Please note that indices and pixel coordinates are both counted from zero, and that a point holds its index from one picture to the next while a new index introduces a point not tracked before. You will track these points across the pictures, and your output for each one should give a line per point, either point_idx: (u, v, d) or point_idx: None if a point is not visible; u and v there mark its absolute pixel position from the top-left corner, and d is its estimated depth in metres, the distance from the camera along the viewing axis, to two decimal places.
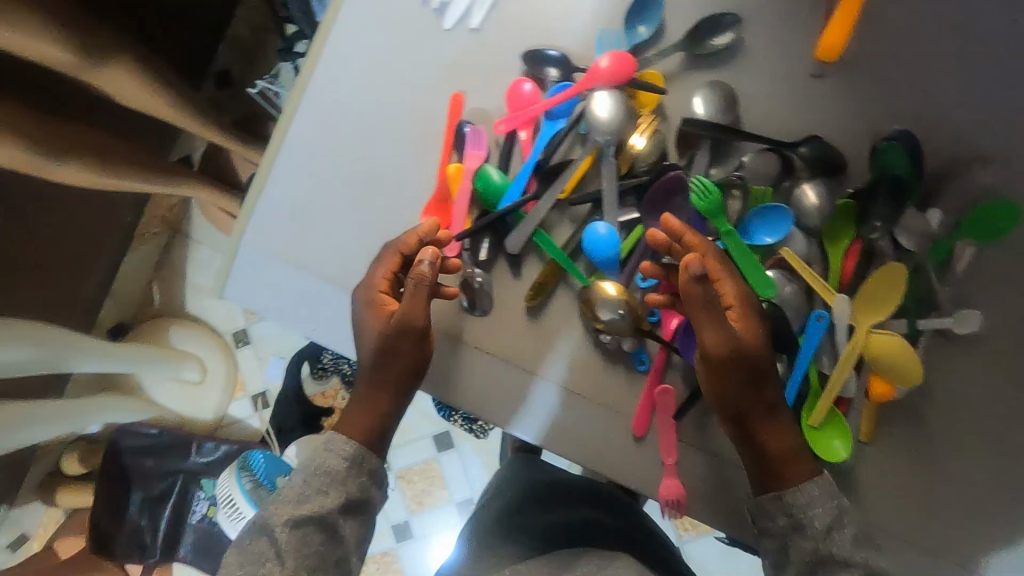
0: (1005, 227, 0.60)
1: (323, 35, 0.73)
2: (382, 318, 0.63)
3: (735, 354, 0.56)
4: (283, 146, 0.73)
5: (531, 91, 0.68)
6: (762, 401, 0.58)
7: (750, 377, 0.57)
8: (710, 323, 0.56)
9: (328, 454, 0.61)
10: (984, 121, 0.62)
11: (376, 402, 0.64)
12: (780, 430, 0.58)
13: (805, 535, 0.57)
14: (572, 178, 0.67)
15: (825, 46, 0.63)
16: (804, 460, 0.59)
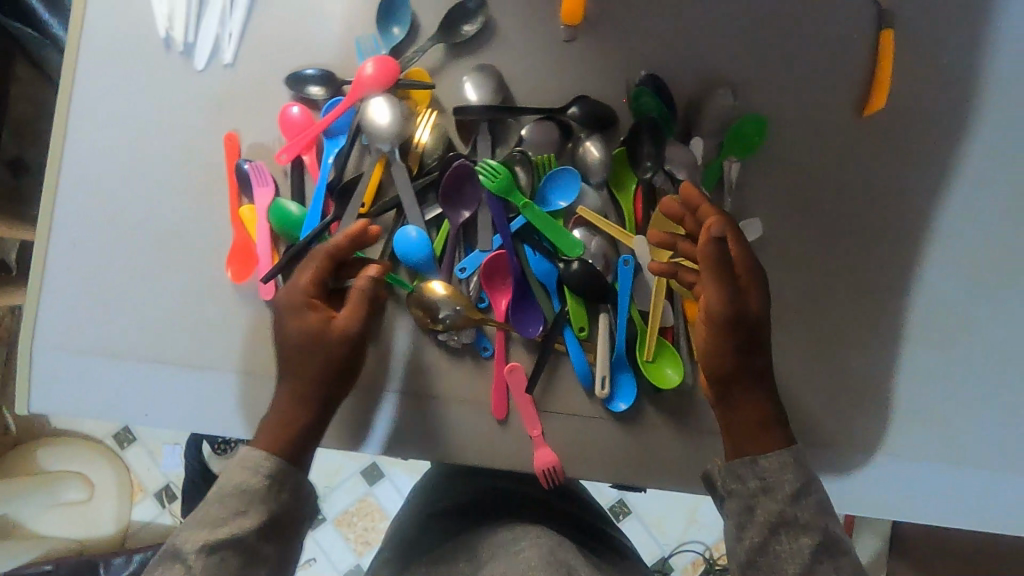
0: (757, 142, 0.68)
1: (65, 105, 0.67)
2: (315, 326, 0.57)
3: (739, 318, 0.55)
4: (54, 231, 0.67)
5: (304, 114, 0.67)
6: (750, 370, 0.57)
7: (743, 343, 0.56)
8: (715, 277, 0.55)
9: (242, 471, 0.53)
10: (718, 50, 0.68)
11: (289, 420, 0.56)
12: (761, 400, 0.57)
13: (771, 497, 0.54)
14: (369, 189, 0.66)
15: (567, 10, 0.66)
16: (781, 434, 0.57)
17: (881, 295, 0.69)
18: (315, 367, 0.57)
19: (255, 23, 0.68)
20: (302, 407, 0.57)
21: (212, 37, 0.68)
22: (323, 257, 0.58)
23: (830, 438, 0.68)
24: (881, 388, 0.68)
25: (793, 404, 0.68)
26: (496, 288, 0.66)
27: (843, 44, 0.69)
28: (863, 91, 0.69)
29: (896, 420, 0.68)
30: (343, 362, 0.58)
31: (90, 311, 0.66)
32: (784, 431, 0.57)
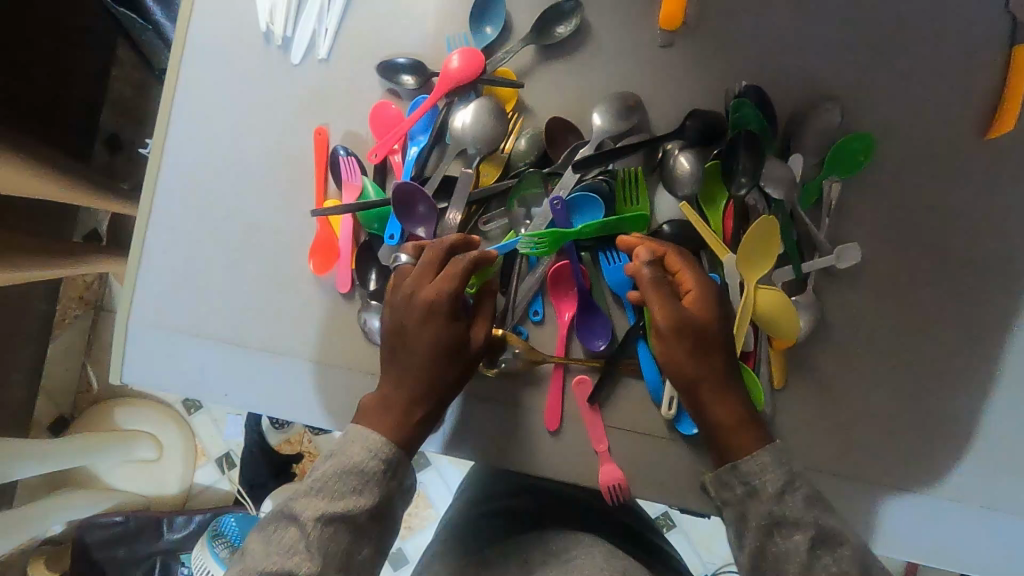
0: (863, 160, 0.63)
1: (169, 94, 0.70)
2: (449, 338, 0.57)
3: (688, 329, 0.56)
4: (153, 214, 0.70)
5: (394, 112, 0.67)
6: (713, 374, 0.57)
7: (702, 351, 0.56)
8: (656, 299, 0.56)
9: (367, 448, 0.55)
10: (824, 61, 0.64)
11: (403, 420, 0.57)
12: (727, 405, 0.57)
13: (757, 500, 0.54)
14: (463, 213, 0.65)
15: (667, 15, 0.64)
16: (751, 431, 0.56)
17: (983, 332, 0.64)
18: (411, 374, 0.57)
19: (350, 19, 0.69)
20: (411, 412, 0.57)
21: (309, 32, 0.69)
22: (440, 274, 0.57)
23: (914, 482, 0.64)
24: (975, 431, 0.64)
25: (876, 442, 0.64)
26: (562, 299, 0.65)
27: (966, 59, 0.64)
28: (986, 111, 0.64)
29: (987, 467, 0.64)
30: (444, 376, 0.57)
31: (181, 292, 0.70)
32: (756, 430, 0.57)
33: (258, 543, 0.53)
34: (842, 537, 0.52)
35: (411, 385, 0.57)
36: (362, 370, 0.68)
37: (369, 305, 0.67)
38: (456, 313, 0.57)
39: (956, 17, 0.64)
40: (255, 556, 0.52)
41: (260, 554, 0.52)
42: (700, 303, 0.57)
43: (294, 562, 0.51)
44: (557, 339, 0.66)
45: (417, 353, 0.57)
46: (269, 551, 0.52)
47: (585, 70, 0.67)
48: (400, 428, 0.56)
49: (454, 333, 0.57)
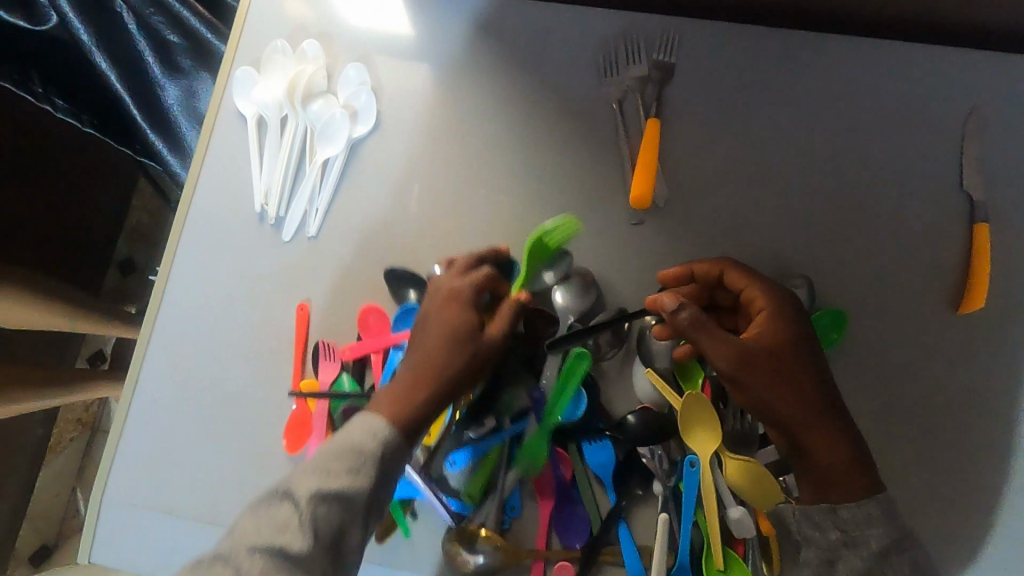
0: (837, 337, 0.64)
1: (165, 274, 0.74)
2: (459, 320, 0.60)
3: (750, 359, 0.56)
4: (138, 387, 0.72)
5: (386, 322, 0.70)
6: (810, 398, 0.56)
7: (798, 399, 0.56)
8: (733, 343, 0.56)
9: (370, 433, 0.54)
10: (790, 235, 0.67)
11: (405, 399, 0.56)
12: (814, 420, 0.56)
13: (852, 551, 0.55)
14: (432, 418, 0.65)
15: (637, 197, 0.67)
16: (845, 418, 0.57)
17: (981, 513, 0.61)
18: (424, 384, 0.57)
19: (340, 198, 0.74)
20: (418, 388, 0.57)
21: (300, 211, 0.73)
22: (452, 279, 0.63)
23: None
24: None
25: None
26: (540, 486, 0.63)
27: (929, 233, 0.66)
28: (955, 285, 0.65)
29: None
30: (448, 359, 0.58)
31: (158, 467, 0.69)
32: (865, 480, 0.56)
33: (199, 554, 0.50)
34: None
35: (422, 364, 0.58)
36: None
37: None
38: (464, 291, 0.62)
39: (914, 193, 0.67)
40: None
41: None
42: (768, 340, 0.57)
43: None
44: (535, 531, 0.63)
45: (427, 340, 0.60)
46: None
47: (559, 247, 0.70)
48: (404, 408, 0.56)
49: (464, 313, 0.61)
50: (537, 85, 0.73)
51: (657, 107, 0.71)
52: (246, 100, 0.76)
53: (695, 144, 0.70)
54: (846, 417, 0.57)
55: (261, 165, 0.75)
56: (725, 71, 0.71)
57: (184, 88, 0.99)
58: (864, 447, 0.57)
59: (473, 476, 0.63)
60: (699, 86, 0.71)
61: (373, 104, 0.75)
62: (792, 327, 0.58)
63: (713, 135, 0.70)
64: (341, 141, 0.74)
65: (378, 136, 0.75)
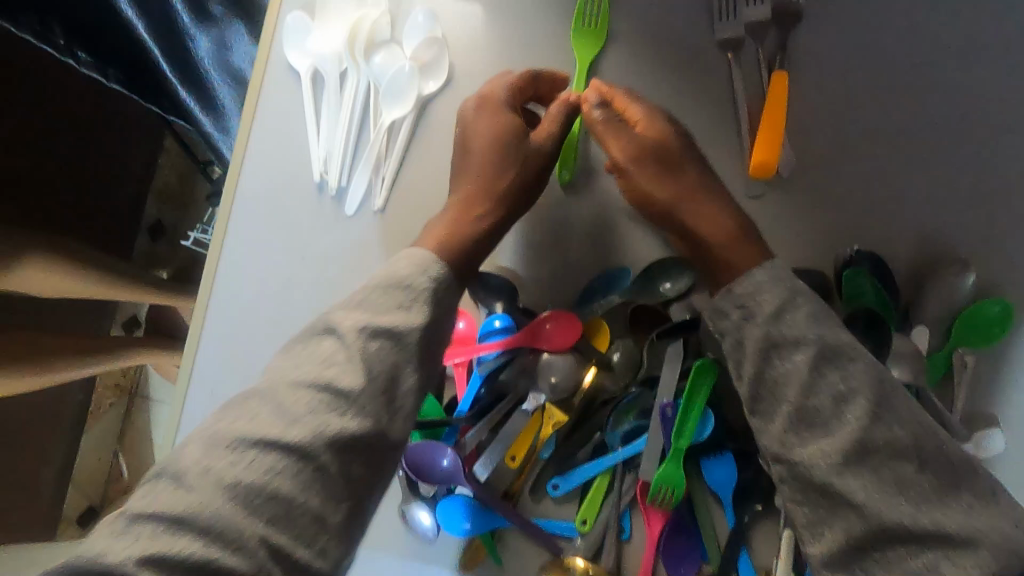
0: (1001, 333, 0.54)
1: (216, 254, 0.67)
2: (504, 128, 0.56)
3: (648, 148, 0.55)
4: (193, 380, 0.66)
5: (469, 329, 0.61)
6: (686, 183, 0.54)
7: (669, 171, 0.54)
8: (637, 170, 0.55)
9: (419, 266, 0.50)
10: (939, 212, 0.57)
11: (450, 233, 0.54)
12: (713, 215, 0.53)
13: (752, 324, 0.48)
14: (520, 437, 0.58)
15: (759, 164, 0.57)
16: (763, 250, 0.52)
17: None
18: (463, 224, 0.54)
19: (408, 166, 0.65)
20: (464, 230, 0.54)
21: (364, 182, 0.65)
22: (495, 99, 0.58)
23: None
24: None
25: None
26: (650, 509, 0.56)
27: None
28: None
29: None
30: (495, 158, 0.56)
31: None
32: (752, 242, 0.52)
33: (239, 410, 0.46)
34: (853, 350, 0.45)
35: (465, 202, 0.56)
36: (412, 557, 0.61)
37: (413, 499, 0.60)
38: (506, 148, 0.56)
39: None
40: (134, 537, 0.40)
41: (106, 547, 0.40)
42: (682, 167, 0.54)
43: (241, 534, 0.41)
44: (642, 558, 0.57)
45: (461, 151, 0.58)
46: (128, 539, 0.40)
47: None
48: (449, 240, 0.53)
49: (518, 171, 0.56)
50: (638, 32, 0.62)
51: (781, 57, 0.60)
52: (300, 51, 0.66)
53: (827, 101, 0.59)
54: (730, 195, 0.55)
55: (318, 127, 0.66)
56: (866, 11, 0.59)
57: (217, 39, 0.89)
58: (749, 221, 0.54)
59: (584, 501, 0.58)
60: (833, 30, 0.59)
61: (444, 56, 0.65)
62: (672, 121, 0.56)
63: (849, 90, 0.59)
64: (410, 99, 0.64)
65: (451, 93, 0.65)
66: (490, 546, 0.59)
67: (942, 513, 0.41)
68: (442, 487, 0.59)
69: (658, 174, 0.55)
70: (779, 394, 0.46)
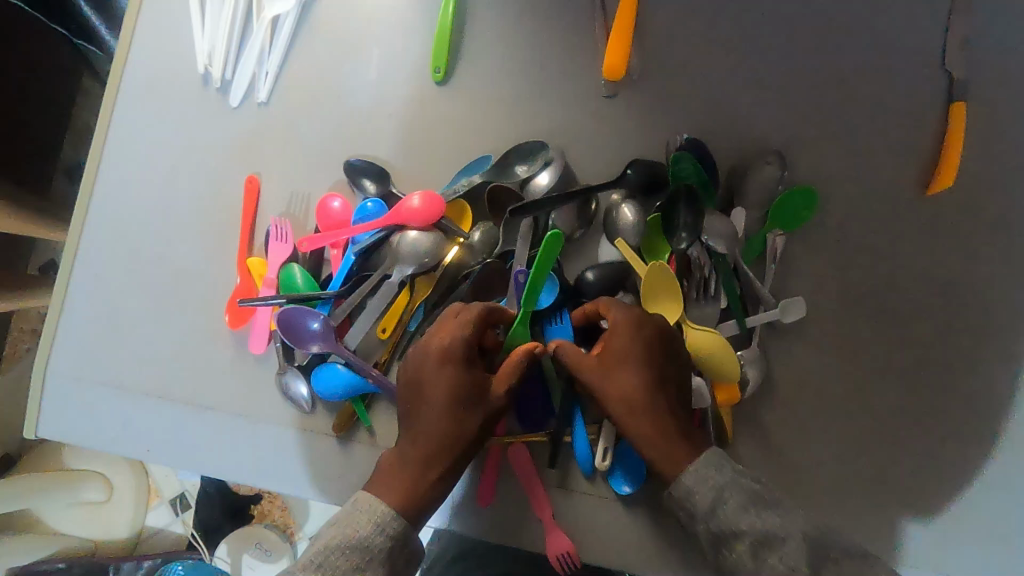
0: (806, 215, 0.62)
1: (101, 142, 0.69)
2: (465, 385, 0.54)
3: (598, 358, 0.54)
4: (79, 262, 0.68)
5: (341, 209, 0.65)
6: (652, 402, 0.52)
7: (626, 384, 0.53)
8: (581, 367, 0.54)
9: (371, 524, 0.50)
10: (767, 112, 0.64)
11: (422, 473, 0.53)
12: (648, 370, 0.53)
13: (696, 521, 0.49)
14: (390, 311, 0.63)
15: (609, 66, 0.63)
16: (698, 446, 0.52)
17: (947, 393, 0.62)
18: (427, 470, 0.53)
19: (291, 62, 0.68)
20: (429, 482, 0.53)
21: (248, 75, 0.68)
22: (452, 322, 0.56)
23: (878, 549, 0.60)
24: (942, 497, 0.60)
25: (835, 513, 0.60)
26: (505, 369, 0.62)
27: (909, 112, 0.64)
28: (930, 164, 0.63)
29: (965, 534, 0.60)
30: (461, 424, 0.54)
31: (107, 343, 0.67)
32: (695, 442, 0.52)
33: None
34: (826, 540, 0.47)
35: (439, 417, 0.54)
36: (293, 428, 0.65)
37: (290, 369, 0.65)
38: (473, 398, 0.55)
39: (899, 70, 0.64)
40: None
41: None
42: (643, 364, 0.53)
43: None
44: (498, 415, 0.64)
45: (434, 405, 0.54)
46: None
47: (527, 121, 0.66)
48: (420, 499, 0.53)
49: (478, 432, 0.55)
50: None
51: None
52: None
53: (673, 12, 0.65)
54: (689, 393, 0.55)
55: (202, 23, 0.68)
56: None
57: None
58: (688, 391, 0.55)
59: None
60: None
61: None
62: (640, 316, 0.54)
63: (693, 4, 0.65)
64: None
65: None
66: (363, 412, 0.64)
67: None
68: (316, 355, 0.64)
69: (603, 379, 0.54)
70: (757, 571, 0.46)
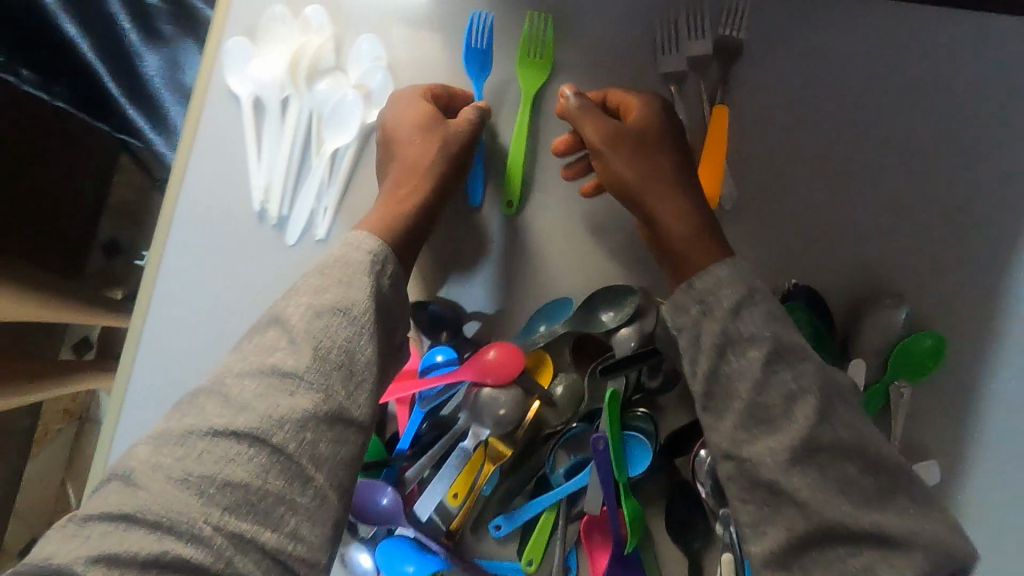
0: (933, 364, 0.55)
1: (150, 283, 0.64)
2: (439, 151, 0.56)
3: (614, 133, 0.55)
4: (122, 415, 0.63)
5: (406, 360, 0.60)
6: (657, 172, 0.54)
7: (643, 158, 0.54)
8: (595, 134, 0.55)
9: (357, 285, 0.49)
10: (878, 244, 0.58)
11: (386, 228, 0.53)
12: (664, 163, 0.54)
13: (711, 318, 0.48)
14: (462, 475, 0.56)
15: (703, 196, 0.57)
16: (724, 249, 0.52)
17: None
18: (394, 219, 0.54)
19: (351, 195, 0.64)
20: (398, 217, 0.54)
21: (306, 210, 0.63)
22: (420, 102, 0.59)
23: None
24: None
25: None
26: (595, 543, 0.56)
27: None
28: None
29: None
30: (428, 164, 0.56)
31: None
32: (719, 241, 0.52)
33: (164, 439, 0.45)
34: (806, 351, 0.46)
35: (393, 193, 0.56)
36: None
37: (356, 539, 0.58)
38: (437, 171, 0.56)
39: None
40: (84, 538, 0.41)
41: (56, 551, 0.41)
42: (663, 160, 0.54)
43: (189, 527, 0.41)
44: None
45: (405, 163, 0.56)
46: (78, 540, 0.41)
47: (608, 256, 0.61)
48: (388, 223, 0.54)
49: (433, 168, 0.56)
50: (584, 64, 0.62)
51: (725, 90, 0.60)
52: (240, 77, 0.65)
53: (772, 132, 0.60)
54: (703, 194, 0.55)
55: (260, 155, 0.64)
56: (807, 49, 0.61)
57: (166, 58, 0.84)
58: (719, 226, 0.54)
59: (529, 542, 0.56)
60: (775, 66, 0.61)
61: (390, 83, 0.64)
62: (667, 112, 0.56)
63: (793, 121, 0.60)
64: (353, 128, 0.63)
65: None
66: None
67: (880, 513, 0.43)
68: (382, 528, 0.57)
69: (632, 157, 0.54)
70: (732, 391, 0.46)
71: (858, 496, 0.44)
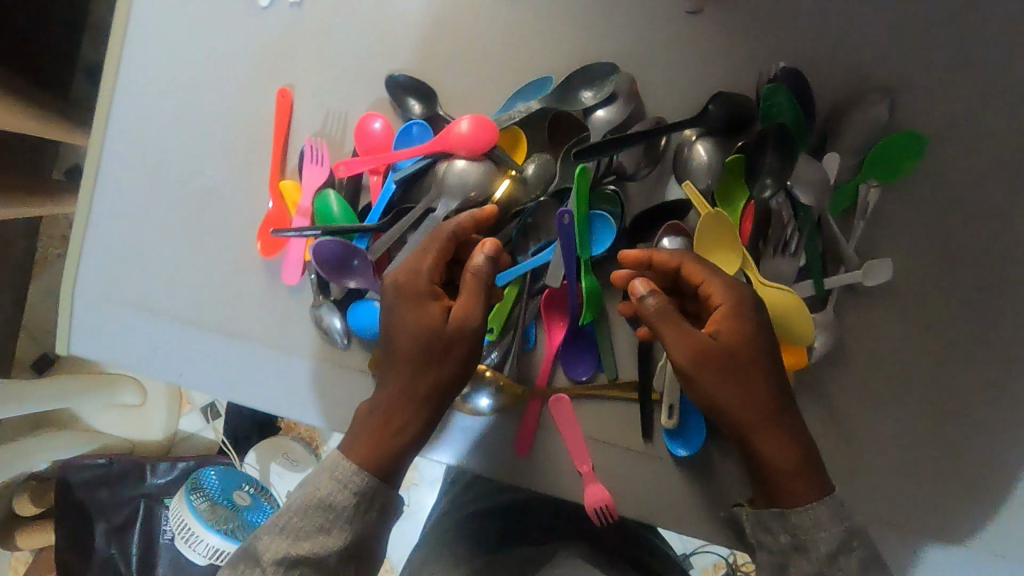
0: (909, 164, 0.54)
1: (119, 43, 0.62)
2: (416, 325, 0.50)
3: (711, 403, 0.49)
4: (101, 177, 0.64)
5: (381, 129, 0.59)
6: (766, 421, 0.49)
7: (740, 392, 0.49)
8: (662, 331, 0.48)
9: (337, 482, 0.49)
10: (876, 42, 0.55)
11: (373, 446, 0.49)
12: (757, 400, 0.49)
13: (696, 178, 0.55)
14: None
15: None
16: (823, 486, 0.49)
17: None
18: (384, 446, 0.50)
19: None
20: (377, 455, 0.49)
21: None
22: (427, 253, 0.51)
23: (935, 537, 0.57)
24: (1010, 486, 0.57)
25: (898, 493, 0.56)
26: (553, 315, 0.59)
27: None
28: None
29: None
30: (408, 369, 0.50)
31: (138, 262, 0.64)
32: (792, 429, 0.50)
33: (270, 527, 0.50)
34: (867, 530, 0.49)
35: (380, 423, 0.50)
36: (327, 364, 0.62)
37: (323, 303, 0.61)
38: (429, 343, 0.50)
39: None
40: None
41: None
42: (761, 392, 0.49)
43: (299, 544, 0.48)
44: (542, 365, 0.60)
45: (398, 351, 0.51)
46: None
47: (594, 38, 0.58)
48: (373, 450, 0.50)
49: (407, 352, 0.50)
50: None
51: None
52: None
53: None
54: (795, 413, 0.51)
55: None
56: None
57: None
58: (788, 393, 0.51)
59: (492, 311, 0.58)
60: None
61: None
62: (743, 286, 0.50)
63: None
64: None
65: None
66: None
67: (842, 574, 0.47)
68: (353, 290, 0.60)
69: (688, 338, 0.48)
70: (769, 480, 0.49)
71: (820, 557, 0.48)
